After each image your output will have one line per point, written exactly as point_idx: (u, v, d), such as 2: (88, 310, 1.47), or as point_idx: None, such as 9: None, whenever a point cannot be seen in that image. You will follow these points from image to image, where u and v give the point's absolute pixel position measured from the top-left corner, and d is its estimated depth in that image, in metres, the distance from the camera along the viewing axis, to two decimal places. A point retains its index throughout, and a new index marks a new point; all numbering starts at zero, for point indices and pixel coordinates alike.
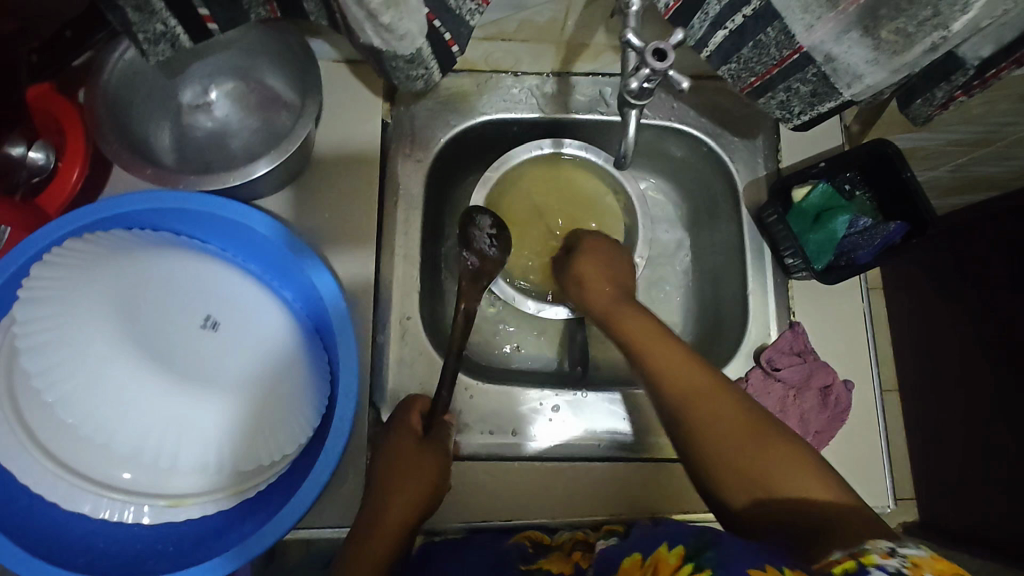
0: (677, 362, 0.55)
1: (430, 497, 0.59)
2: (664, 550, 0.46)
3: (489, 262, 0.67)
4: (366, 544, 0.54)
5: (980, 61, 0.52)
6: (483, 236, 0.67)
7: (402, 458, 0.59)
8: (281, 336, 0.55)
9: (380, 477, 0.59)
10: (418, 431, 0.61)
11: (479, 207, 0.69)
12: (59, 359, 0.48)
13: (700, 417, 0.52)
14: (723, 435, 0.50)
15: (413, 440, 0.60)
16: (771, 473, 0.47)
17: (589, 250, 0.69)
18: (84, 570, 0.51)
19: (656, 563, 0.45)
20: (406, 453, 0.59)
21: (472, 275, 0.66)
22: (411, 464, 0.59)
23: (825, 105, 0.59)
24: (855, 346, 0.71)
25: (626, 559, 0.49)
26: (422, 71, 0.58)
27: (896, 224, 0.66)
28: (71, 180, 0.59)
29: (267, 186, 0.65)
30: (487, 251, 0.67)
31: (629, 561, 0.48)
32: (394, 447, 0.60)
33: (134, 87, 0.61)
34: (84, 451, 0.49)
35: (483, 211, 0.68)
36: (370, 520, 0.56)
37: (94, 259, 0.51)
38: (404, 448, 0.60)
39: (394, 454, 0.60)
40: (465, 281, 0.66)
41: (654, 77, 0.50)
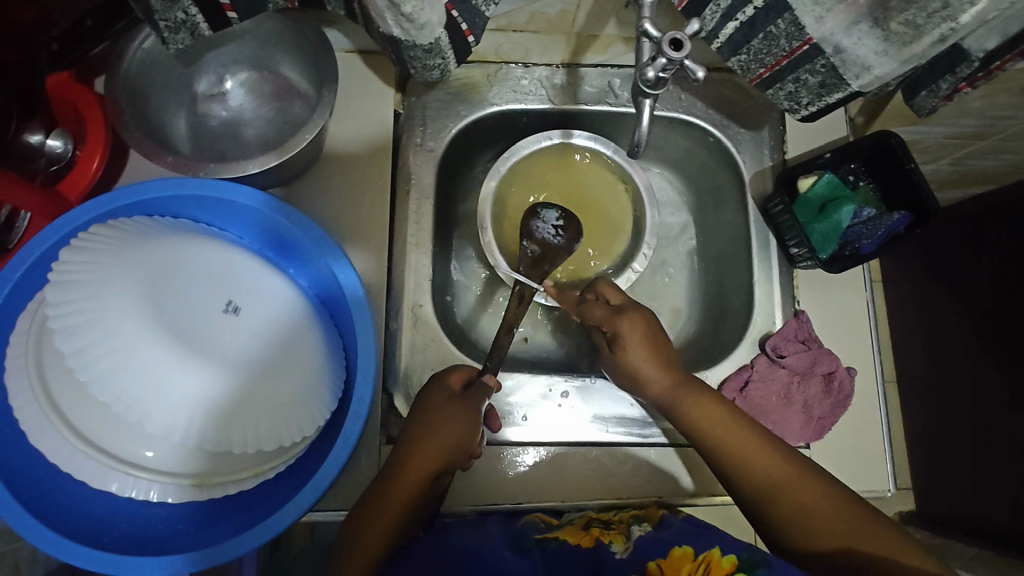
0: (734, 432, 0.57)
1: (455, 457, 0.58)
2: (716, 551, 0.56)
3: (553, 250, 0.70)
4: (383, 496, 0.56)
5: (985, 53, 0.53)
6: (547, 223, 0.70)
7: (431, 419, 0.59)
8: (300, 321, 0.56)
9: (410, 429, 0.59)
10: (455, 390, 0.61)
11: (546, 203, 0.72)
12: (86, 341, 0.49)
13: (765, 484, 0.55)
14: (791, 498, 0.53)
15: (445, 401, 0.60)
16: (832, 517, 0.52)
17: (631, 342, 0.61)
18: (108, 547, 0.52)
19: (709, 563, 0.55)
20: (434, 415, 0.59)
21: (534, 259, 0.70)
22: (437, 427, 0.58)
23: (833, 96, 0.60)
24: (857, 335, 0.72)
25: (679, 548, 0.57)
26: (439, 61, 0.59)
27: (899, 215, 0.67)
28: (92, 168, 0.60)
29: (282, 175, 0.66)
30: (552, 240, 0.70)
31: (680, 551, 0.57)
32: (427, 405, 0.60)
33: (151, 75, 0.62)
34: (112, 431, 0.50)
35: (549, 206, 0.71)
36: (388, 476, 0.57)
37: (120, 244, 0.52)
38: (435, 409, 0.59)
39: (425, 413, 0.59)
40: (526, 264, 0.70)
41: (670, 67, 0.52)
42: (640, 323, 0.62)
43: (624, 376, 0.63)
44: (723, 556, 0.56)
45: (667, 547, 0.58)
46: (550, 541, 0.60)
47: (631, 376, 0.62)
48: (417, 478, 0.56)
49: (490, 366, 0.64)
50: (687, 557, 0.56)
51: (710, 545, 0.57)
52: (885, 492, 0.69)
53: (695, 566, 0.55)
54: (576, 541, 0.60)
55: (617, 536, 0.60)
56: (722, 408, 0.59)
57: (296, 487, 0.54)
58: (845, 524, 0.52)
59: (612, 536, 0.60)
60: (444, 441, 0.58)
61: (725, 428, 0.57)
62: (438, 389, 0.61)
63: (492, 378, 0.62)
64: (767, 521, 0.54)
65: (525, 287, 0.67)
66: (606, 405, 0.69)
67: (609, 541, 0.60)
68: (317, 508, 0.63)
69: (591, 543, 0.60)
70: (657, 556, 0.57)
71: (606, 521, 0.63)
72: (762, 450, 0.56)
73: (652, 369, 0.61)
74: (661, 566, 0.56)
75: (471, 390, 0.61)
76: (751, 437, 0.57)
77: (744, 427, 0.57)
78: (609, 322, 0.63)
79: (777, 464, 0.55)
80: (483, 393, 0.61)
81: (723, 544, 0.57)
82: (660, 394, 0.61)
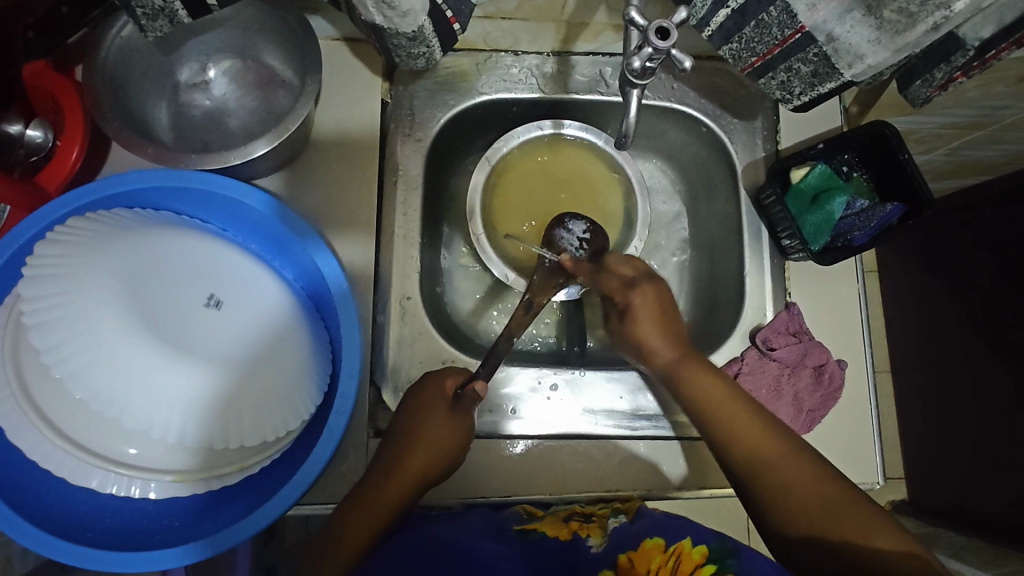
0: (724, 401, 0.58)
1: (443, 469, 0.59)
2: (686, 543, 0.57)
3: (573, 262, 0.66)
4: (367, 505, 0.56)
5: (980, 42, 0.52)
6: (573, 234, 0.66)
7: (424, 418, 0.59)
8: (284, 315, 0.56)
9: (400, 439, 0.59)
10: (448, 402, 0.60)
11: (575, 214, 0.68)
12: (64, 336, 0.48)
13: (747, 451, 0.55)
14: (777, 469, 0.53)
15: (438, 403, 0.60)
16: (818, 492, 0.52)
17: (642, 316, 0.62)
18: (92, 543, 0.51)
19: (679, 555, 0.55)
20: (427, 414, 0.59)
21: (551, 272, 0.65)
22: (430, 427, 0.59)
23: (825, 86, 0.59)
24: (849, 327, 0.72)
25: (649, 541, 0.57)
26: (425, 50, 0.58)
27: (892, 206, 0.66)
28: (71, 159, 0.59)
29: (267, 165, 0.65)
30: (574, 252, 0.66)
31: (651, 544, 0.57)
32: (421, 405, 0.60)
33: (130, 64, 0.61)
34: (92, 428, 0.50)
35: (578, 218, 0.67)
36: (381, 473, 0.57)
37: (97, 239, 0.51)
38: (427, 409, 0.60)
39: (418, 411, 0.60)
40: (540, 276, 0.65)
41: (657, 56, 0.51)
42: (652, 296, 0.63)
43: (628, 347, 0.65)
44: (694, 548, 0.56)
45: (638, 538, 0.57)
46: (532, 531, 0.59)
47: (636, 347, 0.64)
48: (409, 480, 0.57)
49: (494, 354, 0.60)
50: (658, 549, 0.56)
51: (682, 536, 0.57)
52: (874, 484, 0.69)
53: (665, 559, 0.55)
54: (555, 533, 0.59)
55: (594, 530, 0.60)
56: (719, 379, 0.59)
57: (282, 481, 0.54)
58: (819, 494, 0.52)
59: (589, 529, 0.60)
60: (436, 445, 0.58)
61: (716, 400, 0.58)
62: (432, 387, 0.61)
63: (480, 386, 0.60)
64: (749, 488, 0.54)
65: (534, 299, 0.63)
66: (597, 398, 0.69)
67: (586, 535, 0.59)
68: (305, 501, 0.62)
69: (569, 536, 0.59)
70: (628, 548, 0.56)
71: (588, 514, 0.62)
72: (751, 418, 0.56)
73: (658, 338, 0.62)
74: (631, 559, 0.55)
75: (463, 395, 0.60)
76: (741, 406, 0.57)
77: (737, 396, 0.58)
78: (620, 294, 0.64)
79: (762, 433, 0.55)
80: (473, 402, 0.61)
81: (694, 536, 0.58)
82: (663, 364, 0.62)
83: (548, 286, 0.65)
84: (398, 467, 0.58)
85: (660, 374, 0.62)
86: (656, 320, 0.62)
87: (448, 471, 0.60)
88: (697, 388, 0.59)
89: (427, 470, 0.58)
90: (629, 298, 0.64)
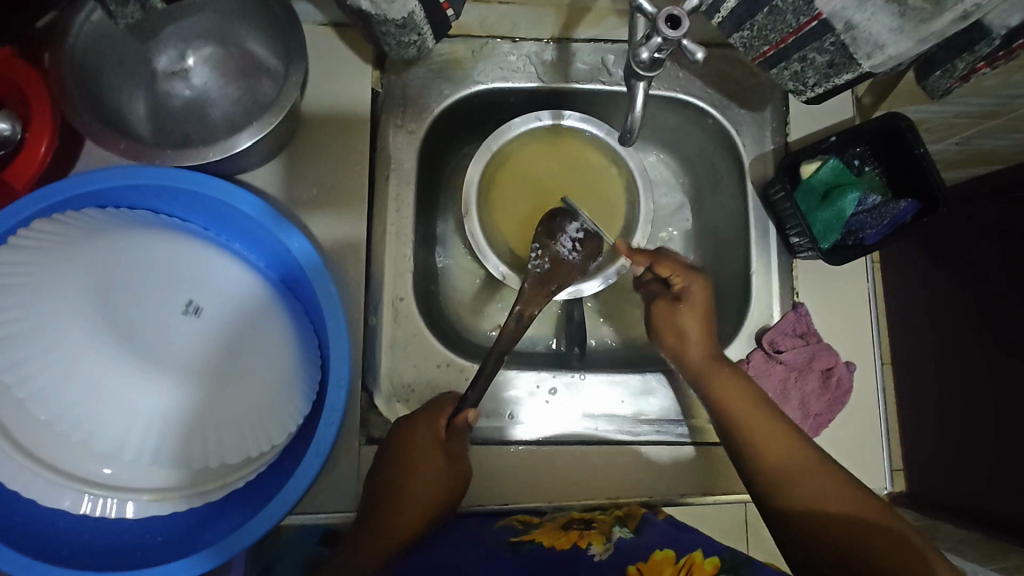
0: (747, 404, 0.57)
1: (443, 500, 0.57)
2: (697, 555, 0.54)
3: (563, 266, 0.63)
4: (371, 536, 0.55)
5: (1008, 30, 0.48)
6: (569, 236, 0.64)
7: (418, 452, 0.58)
8: (269, 324, 0.53)
9: (396, 469, 0.58)
10: (441, 433, 0.58)
11: (565, 211, 0.65)
12: (32, 352, 0.46)
13: (779, 475, 0.53)
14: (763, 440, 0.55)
15: (429, 436, 0.58)
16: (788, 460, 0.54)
17: (695, 304, 0.60)
18: (68, 563, 0.49)
19: (691, 565, 0.53)
20: (421, 450, 0.58)
21: (539, 278, 0.62)
22: (424, 464, 0.57)
23: (842, 77, 0.56)
24: (859, 328, 0.69)
25: (659, 552, 0.54)
26: (415, 38, 0.59)
27: (906, 203, 0.63)
28: (41, 154, 0.55)
29: (253, 159, 0.61)
30: (565, 255, 0.63)
31: (661, 555, 0.54)
32: (414, 440, 0.58)
33: (102, 52, 0.58)
34: (61, 447, 0.48)
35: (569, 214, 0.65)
36: (380, 510, 0.56)
37: (68, 245, 0.49)
38: (420, 443, 0.58)
39: (408, 446, 0.58)
40: (529, 283, 0.62)
41: (666, 47, 0.47)
42: (701, 288, 0.61)
43: (665, 333, 0.62)
44: (705, 559, 0.54)
45: (646, 551, 0.54)
46: (525, 543, 0.56)
47: (675, 335, 0.61)
48: (410, 518, 0.57)
49: (485, 371, 0.58)
50: (668, 560, 0.53)
51: (692, 549, 0.55)
52: (881, 489, 0.67)
53: (676, 569, 0.52)
54: (551, 543, 0.56)
55: (596, 538, 0.56)
56: (748, 385, 0.58)
57: (270, 496, 0.51)
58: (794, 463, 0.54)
59: (589, 537, 0.57)
60: (430, 478, 0.57)
61: (744, 404, 0.57)
62: (424, 419, 0.59)
63: (470, 414, 0.58)
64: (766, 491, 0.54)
65: (523, 311, 0.61)
66: (597, 402, 0.67)
67: (587, 544, 0.56)
68: (296, 512, 0.60)
69: (567, 545, 0.55)
70: (637, 559, 0.53)
71: (587, 521, 0.60)
72: (783, 439, 0.55)
73: (700, 335, 0.60)
74: (641, 569, 0.52)
75: (453, 427, 0.58)
76: (776, 426, 0.56)
77: (770, 415, 0.56)
78: (679, 276, 0.61)
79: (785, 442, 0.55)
80: (463, 437, 0.59)
81: (705, 548, 0.56)
82: (699, 361, 0.59)
83: (540, 294, 0.62)
84: (397, 505, 0.57)
85: (693, 371, 0.60)
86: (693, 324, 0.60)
87: (450, 507, 0.59)
88: (730, 399, 0.57)
89: (426, 508, 0.57)
90: (686, 280, 0.61)
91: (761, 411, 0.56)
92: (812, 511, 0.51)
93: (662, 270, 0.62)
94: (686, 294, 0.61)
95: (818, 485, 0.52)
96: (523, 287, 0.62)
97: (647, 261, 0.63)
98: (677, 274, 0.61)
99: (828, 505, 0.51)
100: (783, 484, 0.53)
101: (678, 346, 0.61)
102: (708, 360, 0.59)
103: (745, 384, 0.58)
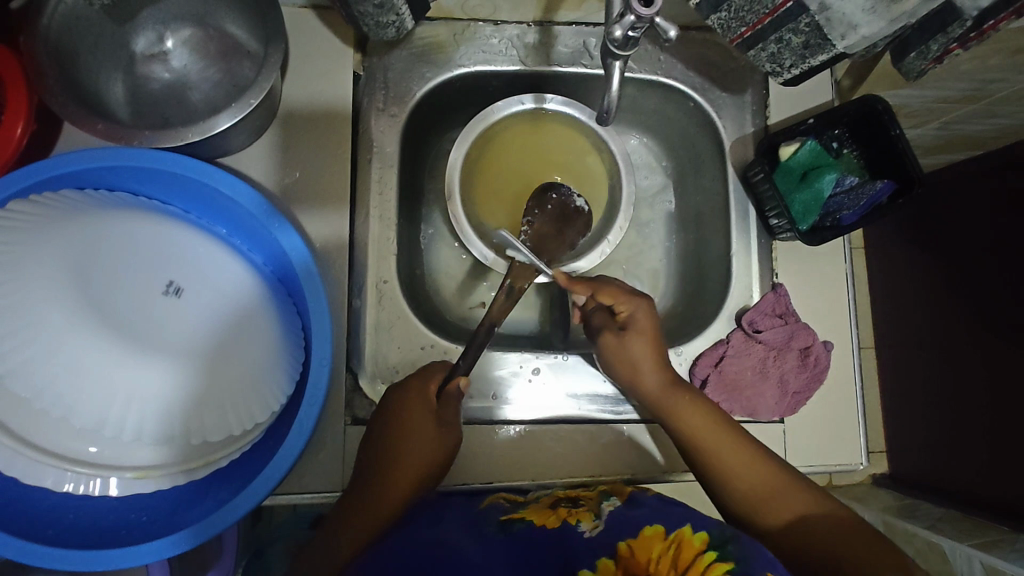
0: (690, 414, 0.59)
1: (432, 470, 0.59)
2: (686, 530, 0.52)
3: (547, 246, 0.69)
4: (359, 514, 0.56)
5: (978, 12, 0.49)
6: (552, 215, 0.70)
7: (410, 425, 0.58)
8: (252, 305, 0.54)
9: (385, 441, 0.58)
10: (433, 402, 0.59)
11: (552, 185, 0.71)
12: (11, 331, 0.46)
13: (751, 499, 0.55)
14: (699, 440, 0.58)
15: (421, 406, 0.58)
16: (715, 448, 0.57)
17: (642, 329, 0.62)
18: (54, 541, 0.49)
19: (680, 541, 0.50)
20: (411, 416, 0.58)
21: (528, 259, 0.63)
22: (417, 433, 0.58)
23: (817, 58, 0.57)
24: (837, 307, 0.70)
25: (649, 528, 0.52)
26: (393, 17, 0.60)
27: (883, 184, 0.64)
28: (16, 135, 0.55)
29: (233, 142, 0.61)
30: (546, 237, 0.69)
31: (650, 531, 0.52)
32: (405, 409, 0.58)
33: (79, 34, 0.57)
34: (43, 425, 0.48)
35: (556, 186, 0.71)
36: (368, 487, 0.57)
37: (45, 224, 0.49)
38: (412, 413, 0.58)
39: (399, 419, 0.59)
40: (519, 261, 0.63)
41: (639, 25, 0.48)
42: (648, 310, 0.63)
43: (618, 365, 0.63)
44: (694, 536, 0.51)
45: (636, 526, 0.52)
46: (515, 522, 0.56)
47: (627, 366, 0.62)
48: (400, 485, 0.58)
49: (475, 344, 0.59)
50: (658, 537, 0.51)
51: (681, 525, 0.53)
52: (858, 465, 0.68)
53: (666, 546, 0.50)
54: (542, 522, 0.55)
55: (586, 515, 0.55)
56: (710, 416, 0.59)
57: (252, 476, 0.51)
58: (729, 457, 0.56)
59: (579, 515, 0.55)
60: (421, 453, 0.58)
61: (699, 422, 0.58)
62: (417, 384, 0.59)
63: (462, 380, 0.59)
64: (707, 476, 0.57)
65: (514, 284, 0.62)
66: (581, 382, 0.68)
67: (577, 521, 0.55)
68: (281, 493, 0.60)
69: (557, 523, 0.54)
70: (627, 536, 0.51)
71: (575, 500, 0.59)
72: (749, 467, 0.56)
73: (652, 366, 0.61)
74: (632, 546, 0.50)
75: (445, 394, 0.59)
76: (746, 456, 0.56)
77: (740, 442, 0.57)
78: (623, 303, 0.63)
79: (714, 436, 0.58)
80: (457, 402, 0.60)
81: (695, 523, 0.53)
82: (652, 391, 0.61)
83: (530, 270, 0.62)
84: (385, 477, 0.58)
85: (649, 405, 0.61)
86: (653, 363, 0.61)
87: (439, 475, 0.60)
88: (686, 426, 0.59)
89: (416, 476, 0.58)
90: (631, 307, 0.63)
91: (711, 424, 0.58)
92: (746, 496, 0.55)
93: (606, 299, 0.63)
94: (631, 321, 0.63)
95: (789, 505, 0.54)
96: (512, 263, 0.63)
97: (589, 290, 0.63)
98: (621, 303, 0.63)
99: (756, 491, 0.55)
100: (763, 511, 0.54)
101: (630, 377, 0.62)
102: (661, 390, 0.61)
103: (708, 412, 0.59)
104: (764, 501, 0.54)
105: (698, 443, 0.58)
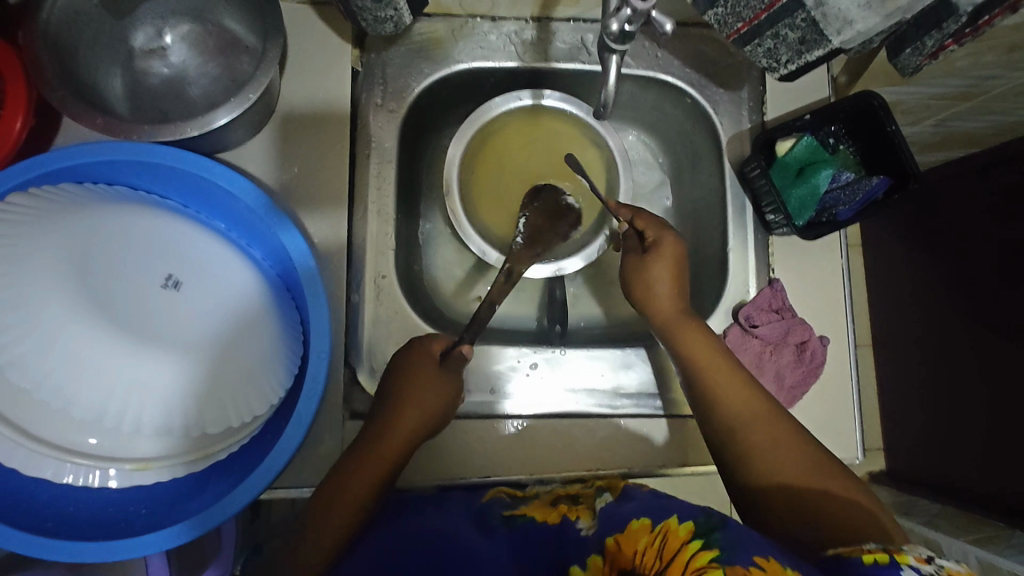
0: (699, 339, 0.60)
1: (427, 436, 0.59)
2: (673, 522, 0.47)
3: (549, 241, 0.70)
4: (351, 478, 0.54)
5: (973, 8, 0.49)
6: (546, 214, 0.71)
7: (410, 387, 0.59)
8: (253, 300, 0.54)
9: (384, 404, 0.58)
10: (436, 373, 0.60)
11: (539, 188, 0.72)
12: (11, 323, 0.47)
13: (742, 426, 0.55)
14: (704, 361, 0.58)
15: (425, 370, 0.59)
16: (717, 373, 0.58)
17: (664, 254, 0.63)
18: (53, 533, 0.49)
19: (665, 532, 0.46)
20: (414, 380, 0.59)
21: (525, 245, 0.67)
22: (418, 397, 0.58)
23: (814, 53, 0.57)
24: (833, 303, 0.71)
25: (637, 521, 0.49)
26: (391, 12, 0.60)
27: (878, 179, 0.65)
28: (15, 130, 0.55)
29: (231, 137, 0.62)
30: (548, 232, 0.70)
31: (637, 523, 0.48)
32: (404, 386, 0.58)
33: (77, 29, 0.57)
34: (43, 415, 0.48)
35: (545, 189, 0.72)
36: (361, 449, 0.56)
37: (45, 218, 0.49)
38: (416, 376, 0.59)
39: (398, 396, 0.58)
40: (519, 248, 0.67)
41: (636, 18, 0.48)
42: (675, 244, 0.63)
43: (634, 286, 0.64)
44: (680, 526, 0.46)
45: (622, 522, 0.49)
46: (517, 517, 0.55)
47: (643, 287, 0.64)
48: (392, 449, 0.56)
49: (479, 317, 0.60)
50: (645, 529, 0.47)
51: (668, 516, 0.48)
52: (853, 459, 0.68)
53: (651, 537, 0.46)
54: (543, 518, 0.54)
55: (584, 513, 0.54)
56: (718, 347, 0.60)
57: (249, 470, 0.51)
58: (729, 384, 0.57)
59: (579, 512, 0.54)
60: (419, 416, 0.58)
61: (706, 350, 0.59)
62: (423, 348, 0.61)
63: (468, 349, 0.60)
64: (704, 400, 0.57)
65: (514, 267, 0.64)
66: (578, 377, 0.68)
67: (576, 518, 0.53)
68: (279, 487, 0.61)
69: (558, 519, 0.54)
70: (614, 531, 0.49)
71: (574, 497, 0.59)
72: (748, 398, 0.56)
73: (670, 289, 0.62)
74: (618, 541, 0.47)
75: (450, 356, 0.61)
76: (745, 389, 0.57)
77: (742, 377, 0.57)
78: (651, 231, 0.64)
79: (718, 363, 0.58)
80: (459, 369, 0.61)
81: (681, 515, 0.48)
82: (669, 314, 0.62)
83: (529, 254, 0.66)
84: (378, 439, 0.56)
85: (660, 325, 0.62)
86: (673, 290, 0.62)
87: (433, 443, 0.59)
88: (692, 349, 0.59)
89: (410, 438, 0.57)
90: (657, 234, 0.64)
91: (718, 354, 0.59)
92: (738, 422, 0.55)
93: (639, 224, 0.65)
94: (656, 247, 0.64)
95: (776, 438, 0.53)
96: (513, 250, 0.66)
97: (630, 214, 0.65)
98: (650, 228, 0.64)
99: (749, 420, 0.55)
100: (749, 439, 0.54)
101: (645, 298, 0.63)
102: (675, 313, 0.62)
103: (716, 345, 0.60)
104: (755, 430, 0.54)
105: (701, 367, 0.58)
